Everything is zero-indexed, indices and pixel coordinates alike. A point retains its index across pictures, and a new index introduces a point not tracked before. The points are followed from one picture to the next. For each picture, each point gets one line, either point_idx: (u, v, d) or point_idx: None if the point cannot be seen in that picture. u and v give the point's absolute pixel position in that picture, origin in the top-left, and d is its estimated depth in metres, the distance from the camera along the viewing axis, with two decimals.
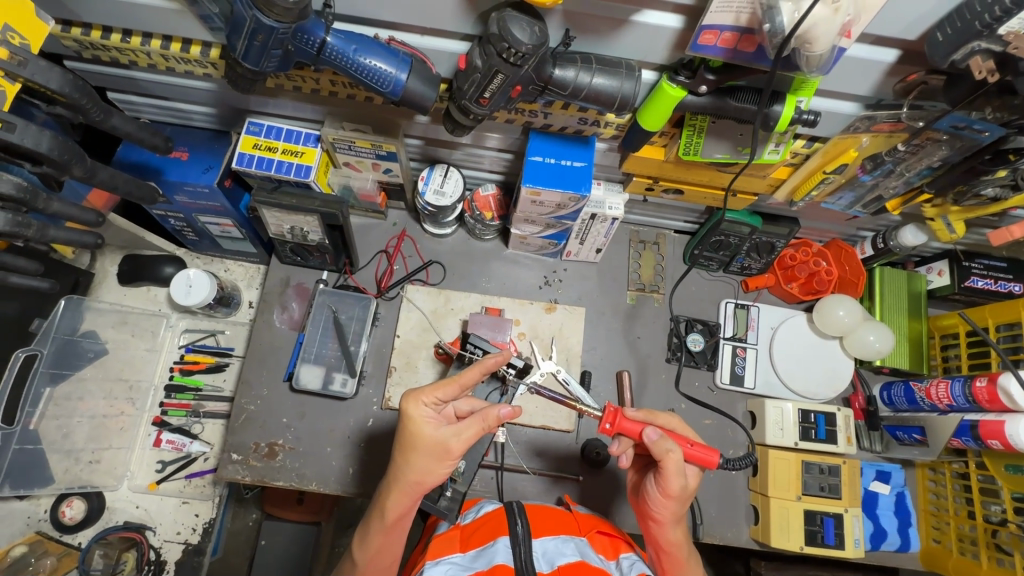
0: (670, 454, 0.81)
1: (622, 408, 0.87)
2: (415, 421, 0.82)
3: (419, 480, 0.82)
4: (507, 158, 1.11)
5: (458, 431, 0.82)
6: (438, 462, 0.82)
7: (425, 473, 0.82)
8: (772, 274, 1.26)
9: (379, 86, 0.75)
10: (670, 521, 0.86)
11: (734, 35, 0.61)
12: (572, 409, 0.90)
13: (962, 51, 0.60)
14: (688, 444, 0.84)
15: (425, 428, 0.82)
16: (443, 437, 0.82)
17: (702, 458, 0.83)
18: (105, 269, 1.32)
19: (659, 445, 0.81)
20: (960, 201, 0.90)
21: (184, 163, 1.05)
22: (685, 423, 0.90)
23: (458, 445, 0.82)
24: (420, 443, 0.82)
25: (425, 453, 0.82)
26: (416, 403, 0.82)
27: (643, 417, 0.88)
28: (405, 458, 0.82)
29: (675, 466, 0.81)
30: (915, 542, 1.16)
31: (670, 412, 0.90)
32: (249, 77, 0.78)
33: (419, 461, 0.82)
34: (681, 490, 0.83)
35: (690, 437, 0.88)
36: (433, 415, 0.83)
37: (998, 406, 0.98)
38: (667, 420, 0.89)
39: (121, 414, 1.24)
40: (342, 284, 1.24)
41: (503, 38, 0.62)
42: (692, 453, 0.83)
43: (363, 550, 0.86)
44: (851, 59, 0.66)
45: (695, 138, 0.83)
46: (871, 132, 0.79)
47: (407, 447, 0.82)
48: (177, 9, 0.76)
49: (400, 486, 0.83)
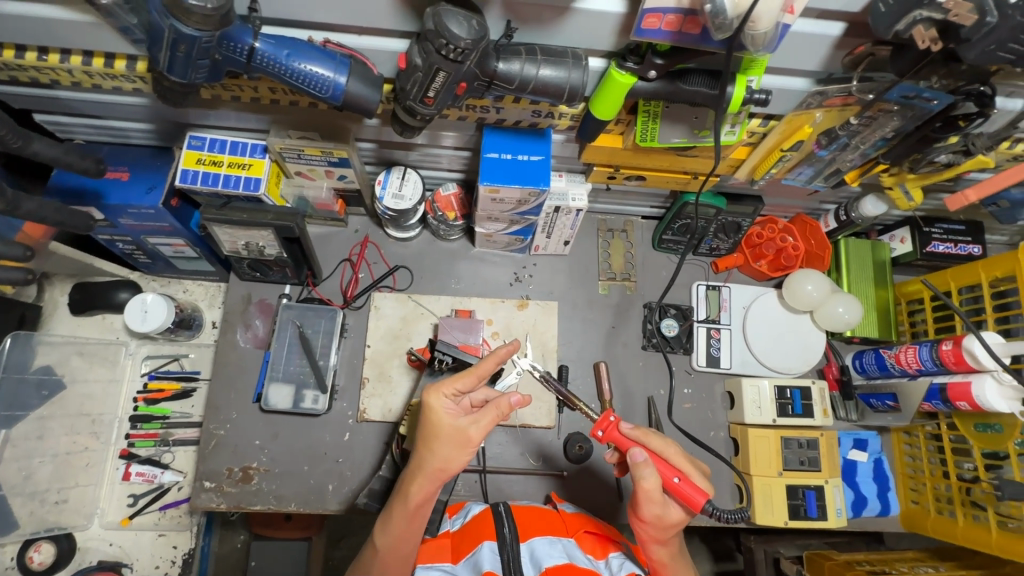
0: (645, 481, 0.76)
1: (619, 419, 0.84)
2: (435, 411, 0.80)
3: (440, 467, 0.80)
4: (465, 156, 1.08)
5: (476, 420, 0.80)
6: (459, 450, 0.79)
7: (448, 460, 0.79)
8: (741, 253, 1.26)
9: (318, 91, 0.71)
10: (649, 543, 0.81)
11: (678, 17, 0.59)
12: (572, 406, 0.90)
13: (905, 22, 0.58)
14: (675, 477, 0.76)
15: (443, 417, 0.80)
16: (462, 426, 0.80)
17: (687, 496, 0.75)
18: (54, 300, 1.26)
19: (638, 469, 0.77)
20: (915, 169, 0.90)
21: (124, 184, 1.00)
22: (687, 454, 0.81)
23: (477, 433, 0.79)
24: (439, 432, 0.80)
25: (446, 441, 0.79)
26: (437, 394, 0.81)
27: (636, 436, 0.82)
28: (428, 446, 0.80)
29: (648, 494, 0.76)
30: (895, 506, 1.19)
31: (669, 438, 0.82)
32: (178, 90, 0.73)
33: (440, 448, 0.79)
34: (657, 521, 0.77)
35: (687, 469, 0.80)
36: (453, 405, 0.81)
37: (965, 367, 0.99)
38: (663, 446, 0.81)
39: (86, 450, 1.18)
40: (306, 297, 1.20)
41: (441, 34, 0.60)
42: (677, 487, 0.76)
43: (383, 536, 0.82)
44: (797, 35, 0.64)
45: (650, 124, 0.82)
46: (824, 107, 0.78)
47: (428, 436, 0.80)
48: (93, 22, 0.71)
49: (422, 472, 0.80)
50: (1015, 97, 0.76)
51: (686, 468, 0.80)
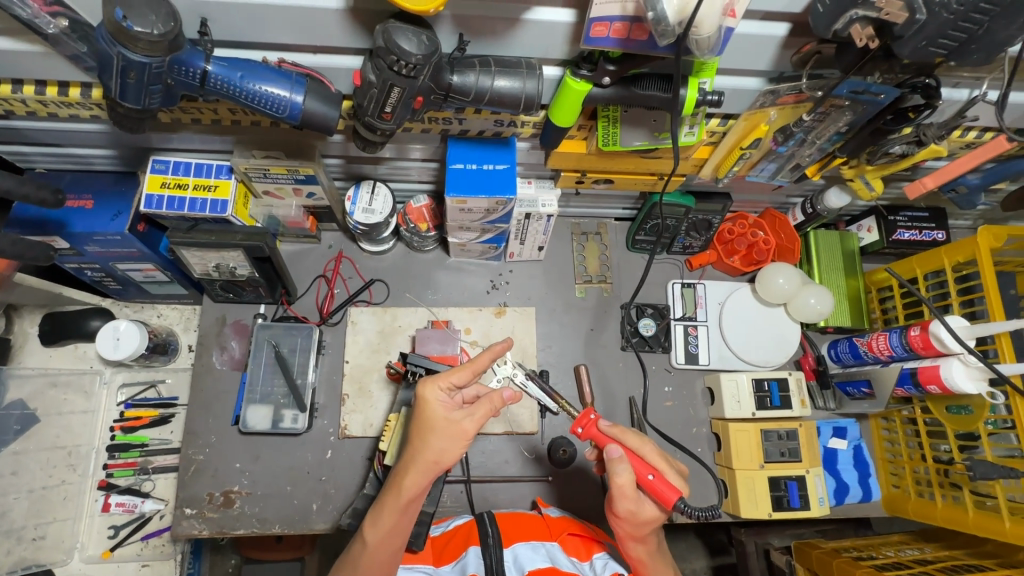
0: (619, 477, 0.75)
1: (599, 416, 0.85)
2: (429, 404, 0.77)
3: (435, 460, 0.76)
4: (433, 167, 1.09)
5: (472, 412, 0.78)
6: (455, 443, 0.77)
7: (442, 453, 0.76)
8: (714, 250, 1.28)
9: (275, 111, 0.71)
10: (626, 541, 0.80)
11: (624, 25, 0.60)
12: (558, 404, 0.94)
13: (842, 21, 0.59)
14: (648, 474, 0.76)
15: (438, 410, 0.77)
16: (457, 419, 0.77)
17: (660, 492, 0.75)
18: (24, 332, 1.23)
19: (612, 464, 0.77)
20: (873, 161, 0.92)
21: (89, 212, 0.98)
22: (663, 452, 0.81)
23: (472, 425, 0.77)
24: (434, 425, 0.77)
25: (441, 434, 0.76)
26: (432, 386, 0.78)
27: (613, 433, 0.83)
28: (422, 439, 0.77)
29: (621, 489, 0.76)
30: (877, 491, 1.21)
31: (645, 435, 0.83)
32: (134, 117, 0.71)
33: (435, 440, 0.76)
34: (631, 517, 0.76)
35: (662, 466, 0.79)
36: (447, 398, 0.79)
37: (933, 352, 1.01)
38: (640, 444, 0.82)
39: (62, 483, 1.16)
40: (281, 316, 1.19)
41: (391, 50, 0.60)
42: (651, 484, 0.76)
43: (373, 530, 0.79)
44: (742, 36, 0.66)
45: (611, 128, 0.83)
46: (777, 105, 0.80)
47: (422, 429, 0.77)
48: (43, 51, 0.70)
49: (416, 463, 0.77)
50: (961, 88, 0.79)
51: (661, 465, 0.79)
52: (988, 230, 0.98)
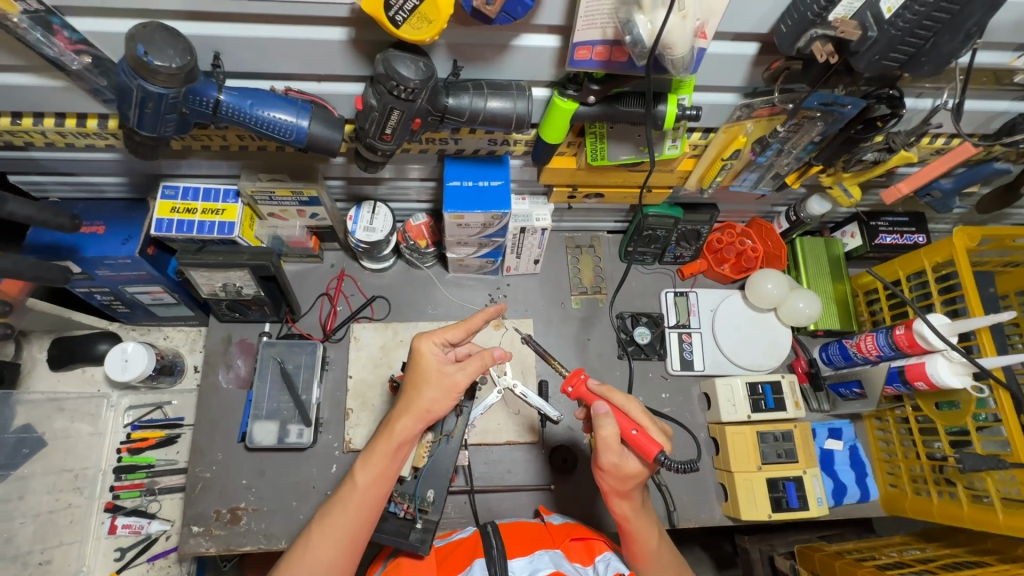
0: (603, 430, 0.81)
1: (588, 376, 0.89)
2: (424, 356, 0.88)
3: (426, 408, 0.87)
4: (431, 186, 1.14)
5: (463, 367, 0.89)
6: (446, 393, 0.87)
7: (434, 401, 0.87)
8: (704, 259, 1.32)
9: (282, 136, 0.75)
10: (610, 495, 0.87)
11: (606, 48, 0.66)
12: (551, 365, 0.95)
13: (804, 39, 0.65)
14: (632, 428, 0.81)
15: (431, 362, 0.88)
16: (449, 372, 0.88)
17: (642, 446, 0.80)
18: (33, 357, 1.26)
19: (598, 419, 0.82)
20: (848, 168, 0.97)
21: (101, 237, 1.02)
22: (647, 412, 0.87)
23: (463, 378, 0.88)
24: (428, 376, 0.87)
25: (434, 384, 0.87)
26: (427, 341, 0.88)
27: (600, 391, 0.88)
28: (416, 388, 0.87)
29: (606, 442, 0.81)
30: (874, 490, 1.22)
31: (632, 395, 0.87)
32: (149, 143, 0.75)
33: (428, 389, 0.87)
34: (614, 469, 0.83)
35: (645, 424, 0.85)
36: (440, 352, 0.89)
37: (918, 349, 1.05)
38: (625, 402, 0.87)
39: (69, 506, 1.17)
40: (286, 334, 1.22)
41: (391, 77, 0.65)
42: (634, 438, 0.81)
43: (364, 471, 0.86)
44: (714, 56, 0.72)
45: (599, 143, 0.88)
46: (753, 118, 0.85)
47: (417, 380, 0.88)
48: (65, 86, 0.75)
49: (410, 409, 0.87)
50: (924, 98, 0.85)
51: (644, 423, 0.85)
52: (964, 231, 1.03)
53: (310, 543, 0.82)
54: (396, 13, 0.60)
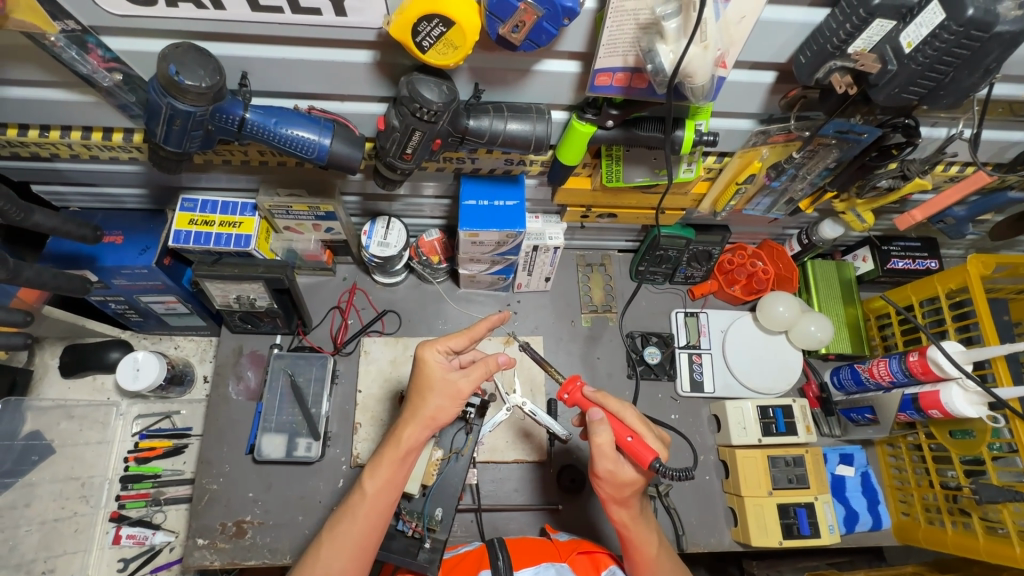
0: (598, 436, 0.82)
1: (584, 383, 0.91)
2: (428, 364, 0.87)
3: (432, 416, 0.87)
4: (446, 204, 1.15)
5: (467, 374, 0.89)
6: (451, 401, 0.87)
7: (439, 408, 0.87)
8: (715, 279, 1.32)
9: (304, 153, 0.76)
10: (609, 503, 0.86)
11: (626, 75, 0.67)
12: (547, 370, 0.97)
13: (823, 70, 0.66)
14: (627, 435, 0.82)
15: (436, 371, 0.88)
16: (454, 379, 0.87)
17: (636, 453, 0.80)
18: (45, 363, 1.27)
19: (593, 425, 0.83)
20: (862, 195, 0.97)
21: (119, 247, 1.03)
22: (643, 418, 0.86)
23: (468, 385, 0.88)
24: (433, 384, 0.87)
25: (438, 390, 0.87)
26: (431, 349, 0.88)
27: (596, 398, 0.89)
28: (422, 395, 0.87)
29: (600, 449, 0.82)
30: (887, 518, 1.20)
31: (628, 402, 0.88)
32: (173, 159, 0.76)
33: (433, 397, 0.87)
34: (610, 476, 0.83)
35: (641, 431, 0.85)
36: (445, 360, 0.89)
37: (932, 377, 1.04)
38: (621, 409, 0.87)
39: (74, 515, 1.16)
40: (297, 346, 1.23)
41: (414, 99, 0.66)
42: (628, 445, 0.81)
43: (372, 480, 0.85)
44: (733, 84, 0.73)
45: (615, 165, 0.89)
46: (769, 143, 0.86)
47: (422, 388, 0.88)
48: (94, 101, 0.77)
49: (415, 417, 0.87)
50: (939, 127, 0.85)
51: (640, 430, 0.85)
52: (978, 258, 1.02)
53: (320, 552, 0.81)
54: (423, 39, 0.61)
